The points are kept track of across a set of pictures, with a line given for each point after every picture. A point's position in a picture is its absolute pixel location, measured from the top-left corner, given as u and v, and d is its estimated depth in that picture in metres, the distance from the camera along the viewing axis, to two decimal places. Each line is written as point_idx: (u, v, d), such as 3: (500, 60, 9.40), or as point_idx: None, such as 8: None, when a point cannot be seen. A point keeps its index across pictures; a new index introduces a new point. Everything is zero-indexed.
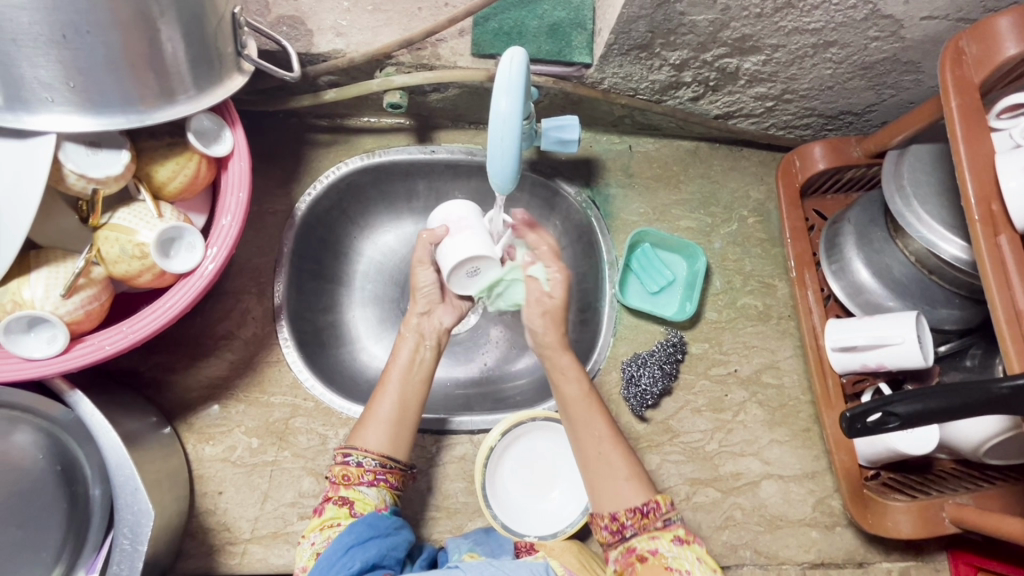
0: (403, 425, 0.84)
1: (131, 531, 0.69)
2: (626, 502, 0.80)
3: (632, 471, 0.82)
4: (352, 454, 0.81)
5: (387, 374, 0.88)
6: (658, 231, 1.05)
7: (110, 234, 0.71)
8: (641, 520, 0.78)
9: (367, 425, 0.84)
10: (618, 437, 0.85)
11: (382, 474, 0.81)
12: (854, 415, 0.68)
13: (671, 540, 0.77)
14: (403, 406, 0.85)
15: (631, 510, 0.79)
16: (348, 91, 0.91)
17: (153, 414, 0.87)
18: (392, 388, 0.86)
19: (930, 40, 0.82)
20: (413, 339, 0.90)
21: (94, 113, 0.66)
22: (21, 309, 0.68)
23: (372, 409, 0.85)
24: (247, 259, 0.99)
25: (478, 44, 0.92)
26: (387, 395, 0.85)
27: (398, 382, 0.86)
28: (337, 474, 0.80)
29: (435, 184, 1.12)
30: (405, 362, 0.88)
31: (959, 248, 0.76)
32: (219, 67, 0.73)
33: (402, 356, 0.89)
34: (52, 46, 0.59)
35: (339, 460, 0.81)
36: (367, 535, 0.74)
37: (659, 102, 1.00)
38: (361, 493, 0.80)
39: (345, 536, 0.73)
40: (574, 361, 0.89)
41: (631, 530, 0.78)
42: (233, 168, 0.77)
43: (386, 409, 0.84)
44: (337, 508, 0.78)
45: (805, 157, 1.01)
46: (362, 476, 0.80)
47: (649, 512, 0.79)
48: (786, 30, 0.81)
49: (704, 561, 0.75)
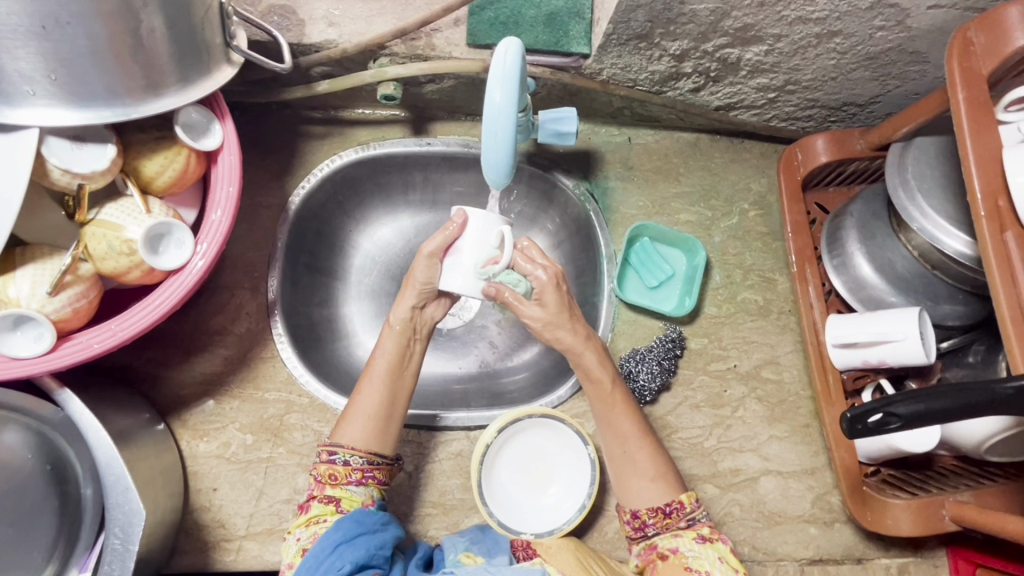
0: (388, 422, 0.83)
1: (122, 531, 0.68)
2: (649, 501, 0.82)
3: (660, 472, 0.83)
4: (338, 453, 0.80)
5: (374, 367, 0.85)
6: (657, 225, 1.03)
7: (98, 229, 0.70)
8: (663, 520, 0.82)
9: (350, 420, 0.83)
10: (647, 430, 0.85)
11: (369, 472, 0.81)
12: (855, 415, 0.65)
13: (694, 538, 0.80)
14: (389, 404, 0.84)
15: (653, 510, 0.82)
16: (342, 83, 0.90)
17: (146, 411, 0.87)
18: (380, 383, 0.84)
19: (936, 30, 0.80)
20: (403, 333, 0.85)
21: (78, 106, 0.64)
22: (7, 308, 0.66)
23: (355, 403, 0.83)
24: (241, 253, 0.98)
25: (474, 34, 0.90)
26: (373, 390, 0.84)
27: (387, 377, 0.84)
28: (324, 473, 0.80)
29: (431, 176, 1.10)
30: (393, 355, 0.85)
31: (963, 243, 0.75)
32: (207, 58, 0.71)
33: (390, 351, 0.85)
34: (32, 38, 0.58)
35: (323, 458, 0.81)
36: (355, 533, 0.73)
37: (659, 94, 0.98)
38: (349, 492, 0.80)
39: (332, 534, 0.72)
40: (599, 359, 0.84)
41: (653, 529, 0.82)
42: (223, 161, 0.76)
43: (370, 406, 0.83)
44: (323, 506, 0.78)
45: (807, 150, 0.99)
46: (350, 476, 0.80)
47: (672, 512, 0.82)
48: (788, 20, 0.79)
49: (725, 562, 0.79)
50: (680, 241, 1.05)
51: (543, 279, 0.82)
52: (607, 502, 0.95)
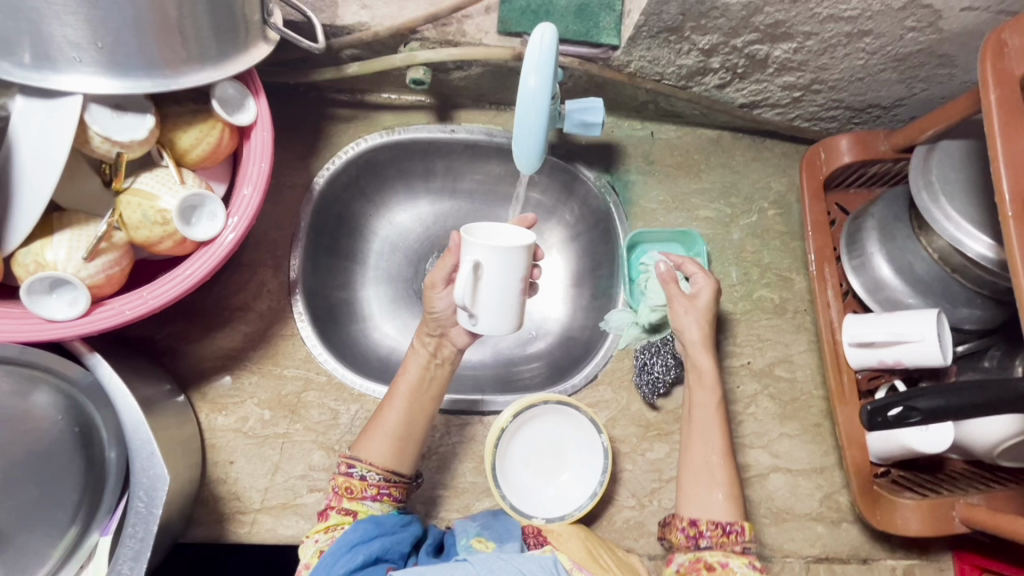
0: (410, 439, 0.86)
1: (146, 494, 0.69)
2: (712, 514, 0.83)
3: (732, 491, 0.85)
4: (356, 466, 0.83)
5: (399, 387, 0.88)
6: (652, 231, 1.04)
7: (133, 198, 0.71)
8: (721, 537, 0.81)
9: (372, 436, 0.85)
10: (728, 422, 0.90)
11: (385, 489, 0.84)
12: (875, 409, 0.68)
13: (745, 563, 0.80)
14: (409, 421, 0.87)
15: (712, 523, 0.82)
16: (372, 66, 0.91)
17: (167, 382, 0.88)
18: (405, 403, 0.87)
19: (967, 33, 0.81)
20: (425, 354, 0.90)
21: (119, 75, 0.65)
22: (44, 271, 0.68)
23: (378, 420, 0.86)
24: (264, 232, 0.99)
25: (504, 22, 0.91)
26: (398, 410, 0.87)
27: (411, 398, 0.88)
28: (341, 485, 0.83)
29: (453, 164, 1.11)
30: (417, 379, 0.89)
31: (986, 246, 0.76)
32: (244, 35, 0.72)
33: (412, 371, 0.89)
34: (81, 4, 0.59)
35: (342, 470, 0.83)
36: (373, 533, 0.77)
37: (685, 89, 0.99)
38: (365, 506, 0.83)
39: (350, 534, 0.76)
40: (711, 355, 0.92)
41: (706, 541, 0.81)
42: (255, 137, 0.76)
43: (394, 425, 0.86)
44: (341, 516, 0.81)
45: (831, 149, 0.99)
46: (365, 490, 0.82)
47: (731, 532, 0.82)
48: (820, 17, 0.80)
49: None
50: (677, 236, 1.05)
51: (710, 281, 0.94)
52: (617, 491, 0.96)
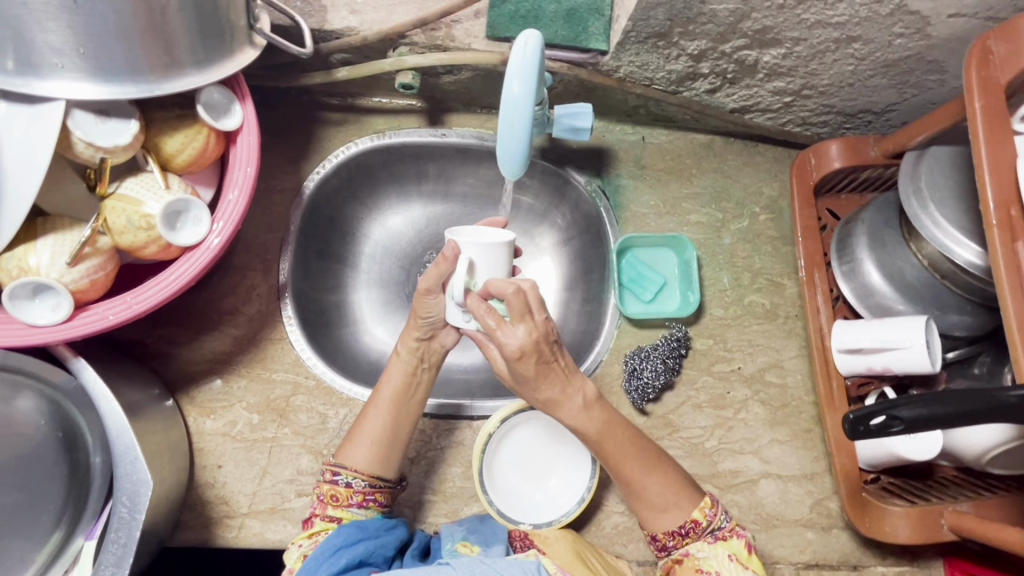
0: (394, 445, 0.86)
1: (130, 499, 0.69)
2: (666, 524, 0.83)
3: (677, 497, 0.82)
4: (341, 474, 0.83)
5: (382, 393, 0.87)
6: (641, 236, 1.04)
7: (117, 204, 0.71)
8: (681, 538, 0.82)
9: (355, 443, 0.85)
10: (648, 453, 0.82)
11: (370, 495, 0.84)
12: (858, 418, 0.65)
13: (706, 540, 0.82)
14: (394, 427, 0.86)
15: (671, 534, 0.82)
16: (361, 70, 0.91)
17: (155, 386, 0.88)
18: (388, 410, 0.86)
19: (956, 39, 0.81)
20: (410, 361, 0.88)
21: (102, 81, 0.65)
22: (27, 276, 0.68)
23: (361, 426, 0.86)
24: (254, 235, 0.99)
25: (494, 27, 0.90)
26: (381, 417, 0.86)
27: (394, 404, 0.87)
28: (326, 493, 0.83)
29: (445, 167, 1.11)
30: (401, 385, 0.88)
31: (974, 252, 0.75)
32: (230, 40, 0.72)
33: (395, 376, 0.88)
34: (63, 10, 0.59)
35: (327, 478, 0.83)
36: (356, 538, 0.77)
37: (675, 93, 0.99)
38: (350, 513, 0.83)
39: (334, 539, 0.76)
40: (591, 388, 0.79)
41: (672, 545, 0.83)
42: (242, 142, 0.76)
43: (377, 431, 0.85)
44: (325, 523, 0.82)
45: (821, 155, 0.99)
46: (351, 497, 0.83)
47: (688, 532, 0.82)
48: (808, 23, 0.79)
49: (735, 560, 0.81)
50: (668, 241, 1.06)
51: (546, 321, 0.74)
52: (606, 497, 0.96)
